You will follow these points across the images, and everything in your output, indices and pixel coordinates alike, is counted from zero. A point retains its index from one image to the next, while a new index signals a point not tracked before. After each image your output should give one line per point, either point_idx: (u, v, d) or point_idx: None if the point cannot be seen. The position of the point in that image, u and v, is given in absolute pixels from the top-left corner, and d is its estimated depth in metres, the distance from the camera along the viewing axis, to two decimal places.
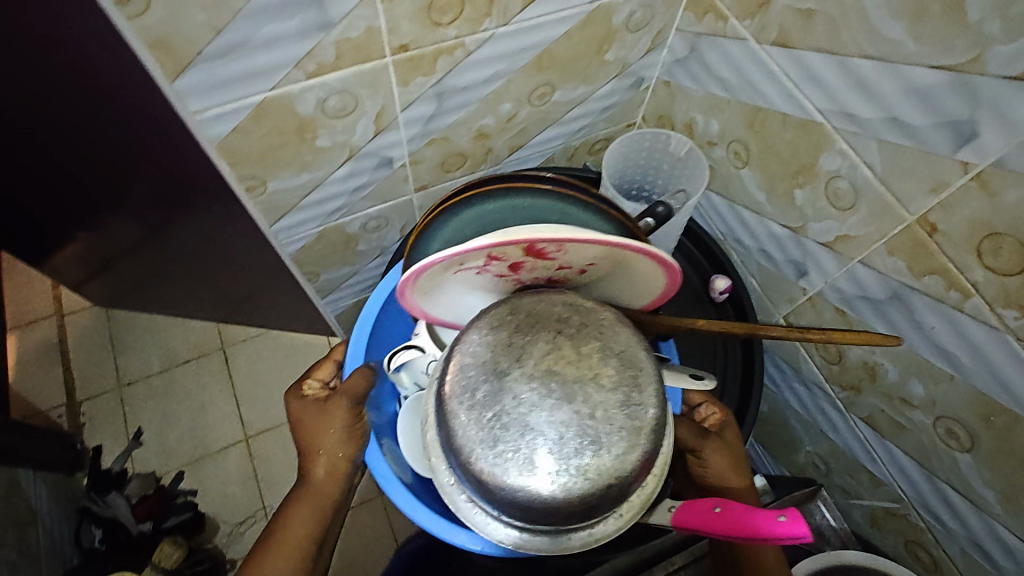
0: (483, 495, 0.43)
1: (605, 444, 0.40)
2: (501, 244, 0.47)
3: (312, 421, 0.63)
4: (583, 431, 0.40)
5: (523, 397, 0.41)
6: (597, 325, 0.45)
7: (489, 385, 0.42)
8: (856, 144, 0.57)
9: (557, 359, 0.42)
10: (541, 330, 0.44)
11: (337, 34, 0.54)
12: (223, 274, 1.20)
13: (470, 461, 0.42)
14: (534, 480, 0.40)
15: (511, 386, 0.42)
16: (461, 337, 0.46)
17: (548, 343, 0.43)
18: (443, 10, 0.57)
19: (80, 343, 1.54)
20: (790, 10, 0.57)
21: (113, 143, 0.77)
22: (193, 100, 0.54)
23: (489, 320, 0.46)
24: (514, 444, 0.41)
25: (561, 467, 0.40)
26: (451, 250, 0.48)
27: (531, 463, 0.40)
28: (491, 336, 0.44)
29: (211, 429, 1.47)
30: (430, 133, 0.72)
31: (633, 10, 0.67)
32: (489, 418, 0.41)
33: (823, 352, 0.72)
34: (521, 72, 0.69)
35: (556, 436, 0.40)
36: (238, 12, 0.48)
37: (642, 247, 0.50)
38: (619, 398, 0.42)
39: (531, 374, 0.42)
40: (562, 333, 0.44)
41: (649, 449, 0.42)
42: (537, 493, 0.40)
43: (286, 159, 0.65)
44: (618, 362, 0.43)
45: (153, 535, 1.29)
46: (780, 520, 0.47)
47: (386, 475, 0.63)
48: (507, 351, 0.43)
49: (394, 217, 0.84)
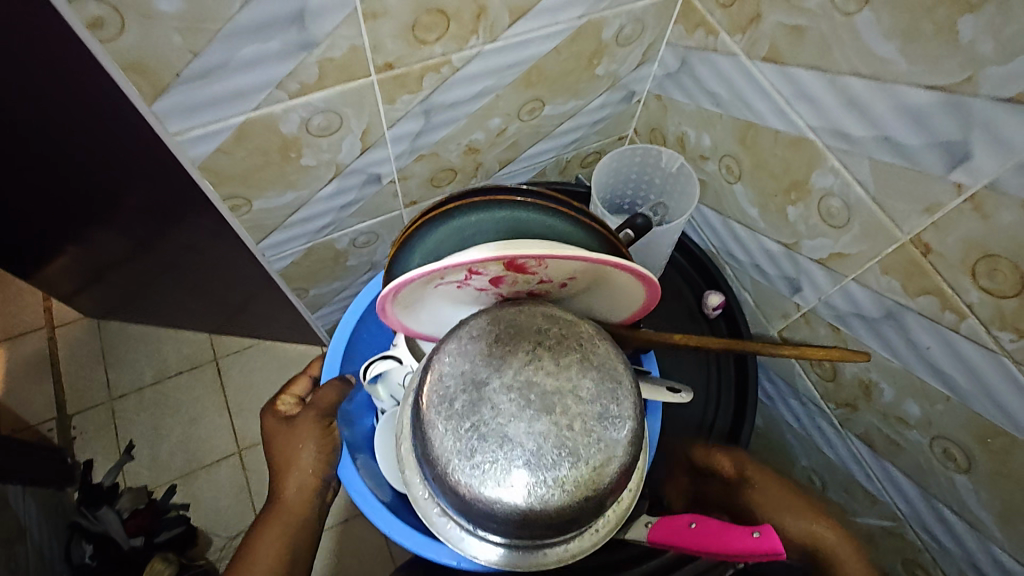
0: (457, 507, 0.41)
1: (584, 457, 0.39)
2: (480, 259, 0.46)
3: (284, 437, 0.62)
4: (561, 443, 0.39)
5: (502, 408, 0.39)
6: (577, 336, 0.43)
7: (467, 396, 0.40)
8: (848, 162, 0.56)
9: (536, 370, 0.41)
10: (521, 340, 0.42)
11: (320, 53, 0.53)
12: (215, 287, 1.19)
13: (445, 472, 0.39)
14: (510, 492, 0.38)
15: (490, 395, 0.40)
16: (439, 346, 0.44)
17: (528, 353, 0.41)
18: (429, 28, 0.56)
19: (72, 356, 1.53)
20: (781, 27, 0.56)
21: (97, 159, 0.76)
22: (173, 121, 0.53)
23: (468, 329, 0.44)
24: (491, 455, 0.38)
25: (538, 479, 0.38)
26: (429, 266, 0.46)
27: (507, 474, 0.38)
28: (471, 345, 0.42)
29: (204, 442, 1.45)
30: (418, 149, 0.71)
31: (623, 25, 0.67)
32: (466, 428, 0.39)
33: (819, 369, 0.71)
34: (509, 88, 0.68)
35: (534, 447, 0.38)
36: (218, 33, 0.47)
37: (624, 263, 0.48)
38: (598, 410, 0.40)
39: (510, 385, 0.40)
40: (542, 345, 0.42)
41: (628, 463, 0.40)
42: (513, 506, 0.38)
43: (271, 178, 0.64)
44: (598, 374, 0.41)
45: (145, 549, 1.27)
46: (753, 535, 0.45)
47: (363, 492, 0.59)
48: (485, 360, 0.41)
49: (384, 232, 0.83)
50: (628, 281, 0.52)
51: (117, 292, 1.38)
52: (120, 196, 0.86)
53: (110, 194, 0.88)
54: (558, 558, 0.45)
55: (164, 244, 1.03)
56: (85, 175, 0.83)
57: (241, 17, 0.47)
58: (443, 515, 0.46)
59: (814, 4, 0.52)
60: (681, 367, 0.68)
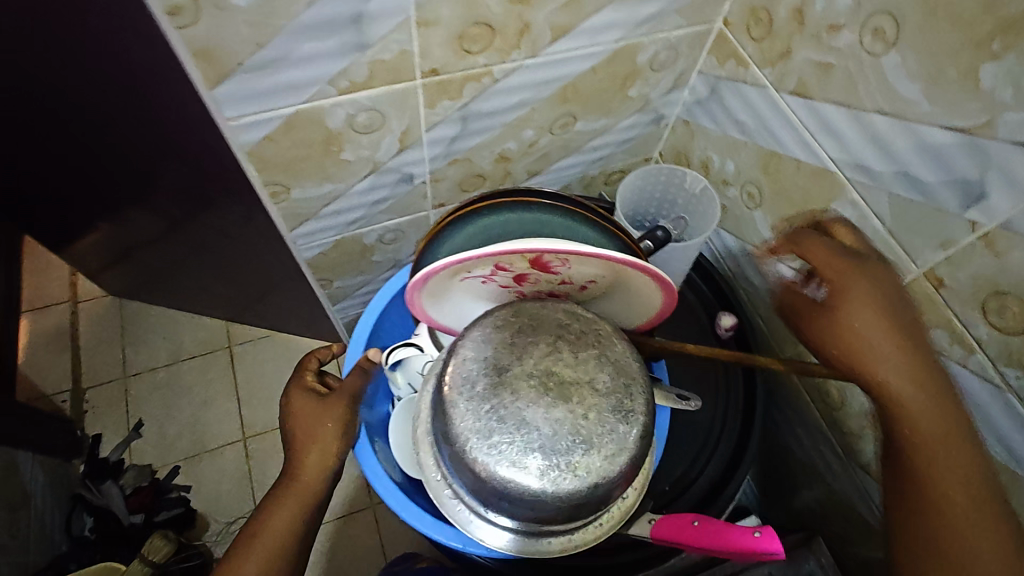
0: (472, 486, 0.43)
1: (596, 445, 0.41)
2: (509, 252, 0.48)
3: (307, 417, 0.61)
4: (575, 431, 0.41)
5: (522, 393, 0.42)
6: (596, 333, 0.45)
7: (489, 380, 0.42)
8: (867, 195, 0.58)
9: (556, 361, 0.43)
10: (542, 333, 0.45)
11: (372, 55, 0.56)
12: (239, 273, 1.22)
13: (463, 451, 0.41)
14: (524, 474, 0.40)
15: (511, 381, 0.42)
16: (463, 334, 0.46)
17: (549, 345, 0.44)
18: (474, 39, 0.59)
19: (91, 331, 1.56)
20: (810, 63, 0.59)
21: (147, 140, 0.79)
22: (230, 107, 0.56)
23: (492, 319, 0.46)
24: (508, 436, 0.41)
25: (551, 463, 0.40)
26: (459, 256, 0.49)
27: (524, 456, 0.40)
28: (494, 334, 0.45)
29: (210, 426, 1.48)
30: (453, 153, 0.74)
31: (658, 50, 0.70)
32: (486, 410, 0.41)
33: (826, 397, 0.72)
34: (545, 101, 0.71)
35: (550, 433, 0.40)
36: (281, 28, 0.51)
37: (645, 266, 0.50)
38: (612, 403, 0.42)
39: (530, 373, 0.42)
40: (562, 338, 0.44)
41: (637, 456, 0.42)
42: (526, 488, 0.40)
43: (311, 169, 0.67)
44: (613, 370, 0.43)
45: (145, 527, 1.29)
46: (755, 535, 0.47)
47: (376, 471, 0.61)
48: (508, 349, 0.44)
49: (411, 230, 0.86)
50: (644, 287, 0.54)
51: (143, 272, 1.42)
52: (161, 177, 0.90)
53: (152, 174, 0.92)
54: (561, 548, 0.47)
55: (195, 228, 1.07)
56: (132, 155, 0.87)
57: (304, 15, 0.50)
58: (453, 498, 0.48)
59: (844, 43, 0.54)
60: (702, 380, 0.68)
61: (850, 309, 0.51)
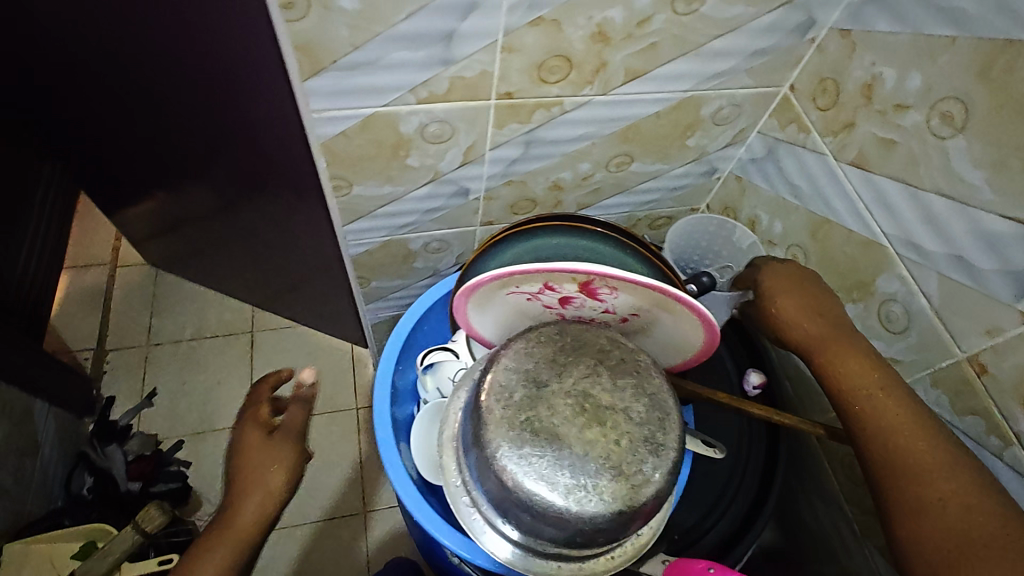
0: (496, 496, 0.43)
1: (625, 473, 0.41)
2: (562, 271, 0.50)
3: (258, 450, 0.74)
4: (606, 454, 0.41)
5: (557, 409, 0.42)
6: (636, 363, 0.46)
7: (527, 391, 0.43)
8: (916, 273, 0.58)
9: (594, 384, 0.44)
10: (583, 355, 0.46)
11: (455, 71, 0.59)
12: (278, 261, 1.25)
13: (493, 457, 0.42)
14: (550, 490, 0.40)
15: (548, 396, 0.43)
16: (505, 344, 0.47)
17: (589, 368, 0.45)
18: (552, 70, 0.62)
19: (124, 295, 1.61)
20: (873, 137, 0.60)
21: (223, 119, 0.84)
22: (315, 100, 0.59)
23: (536, 334, 0.47)
24: (539, 450, 0.41)
25: (579, 482, 0.40)
26: (513, 268, 0.50)
27: (555, 471, 0.40)
28: (537, 349, 0.46)
29: (220, 405, 1.49)
30: (510, 175, 0.76)
31: (722, 105, 0.72)
32: (521, 420, 0.42)
33: (849, 471, 0.71)
34: (607, 138, 0.73)
35: (581, 452, 0.41)
36: (379, 34, 0.54)
37: (692, 304, 0.51)
38: (645, 434, 0.42)
39: (568, 391, 0.43)
40: (603, 363, 0.45)
41: (662, 492, 0.42)
42: (549, 504, 0.40)
43: (376, 169, 0.70)
44: (649, 402, 0.44)
45: (140, 496, 1.28)
46: None
47: (397, 467, 0.59)
48: (549, 364, 0.45)
49: (455, 243, 0.88)
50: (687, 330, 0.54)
51: (185, 246, 1.47)
52: (228, 157, 0.94)
53: (218, 155, 0.96)
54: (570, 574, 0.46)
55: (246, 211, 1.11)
56: (206, 132, 0.91)
57: (402, 26, 0.54)
58: (470, 506, 0.48)
59: (911, 122, 0.56)
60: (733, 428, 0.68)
61: (812, 322, 0.59)
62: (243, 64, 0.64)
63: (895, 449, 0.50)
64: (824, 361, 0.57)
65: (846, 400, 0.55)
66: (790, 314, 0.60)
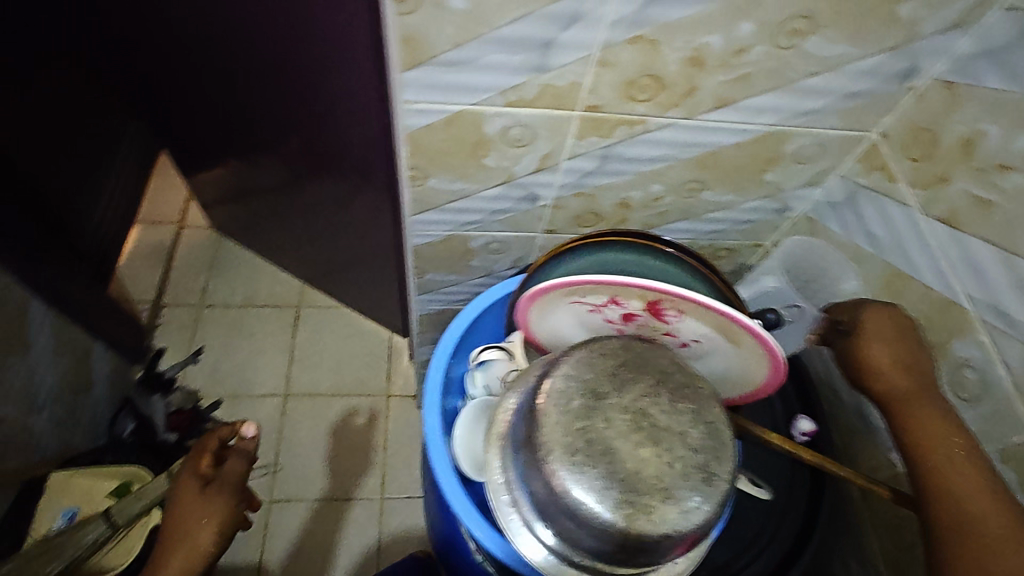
0: (540, 500, 0.43)
1: (675, 497, 0.40)
2: (633, 287, 0.50)
3: (188, 502, 0.77)
4: (658, 475, 0.41)
5: (614, 423, 0.42)
6: (696, 389, 0.45)
7: (585, 400, 0.43)
8: (998, 340, 0.56)
9: (652, 403, 0.44)
10: (644, 373, 0.45)
11: (547, 79, 0.61)
12: (336, 241, 1.29)
13: (544, 461, 0.42)
14: (598, 502, 0.40)
15: (606, 409, 0.43)
16: (567, 351, 0.48)
17: (649, 387, 0.44)
18: (642, 89, 0.62)
19: (186, 255, 1.68)
20: (967, 195, 0.58)
21: (317, 98, 0.87)
22: (409, 91, 0.61)
23: (598, 346, 0.48)
24: (592, 460, 0.41)
25: (628, 499, 0.40)
26: (585, 278, 0.51)
27: (608, 483, 0.40)
28: (599, 360, 0.46)
29: (260, 372, 1.54)
30: (580, 187, 0.77)
31: (806, 144, 0.71)
32: (577, 428, 0.42)
33: (894, 534, 0.68)
34: (683, 163, 0.73)
35: (634, 469, 0.41)
36: (481, 35, 0.55)
37: (760, 336, 0.51)
38: (699, 461, 0.42)
39: (626, 407, 0.43)
40: (664, 384, 0.45)
41: (709, 522, 0.42)
42: (596, 516, 0.40)
43: (453, 166, 0.72)
44: (707, 430, 0.44)
45: (175, 448, 1.33)
46: None
47: (438, 447, 0.61)
48: (609, 377, 0.45)
49: (514, 246, 0.89)
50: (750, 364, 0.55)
51: (251, 215, 1.53)
52: (310, 136, 0.98)
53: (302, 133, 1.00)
54: None
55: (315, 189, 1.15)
56: (295, 110, 0.95)
57: (504, 30, 0.55)
58: (509, 506, 0.48)
59: (1011, 185, 0.54)
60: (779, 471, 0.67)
61: (901, 376, 0.58)
62: (364, 45, 0.68)
63: (970, 518, 0.49)
64: (907, 418, 0.56)
65: (925, 458, 0.53)
66: (877, 361, 0.59)
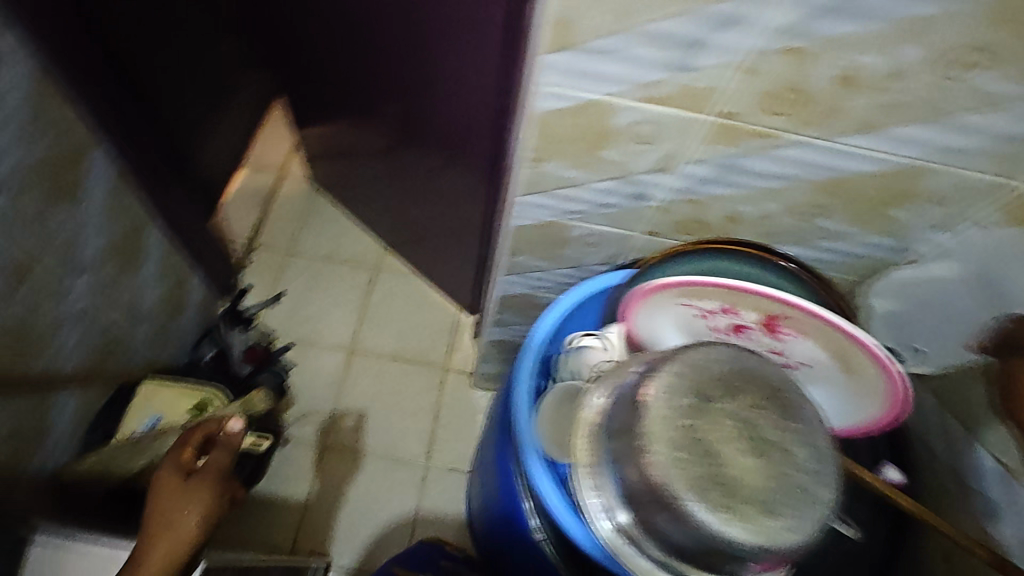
0: (637, 486, 0.44)
1: (773, 510, 0.41)
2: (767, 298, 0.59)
3: (176, 489, 0.85)
4: (759, 486, 0.41)
5: (720, 427, 0.42)
6: (806, 410, 0.45)
7: (694, 401, 0.44)
8: None
9: (761, 416, 0.43)
10: (755, 384, 0.45)
11: (689, 79, 0.60)
12: (427, 209, 1.33)
13: (643, 450, 0.43)
14: (694, 500, 0.41)
15: (714, 413, 0.43)
16: (677, 349, 0.48)
17: (759, 399, 0.44)
18: (784, 103, 0.61)
19: (281, 203, 1.77)
20: None
21: (467, 66, 0.91)
22: (550, 74, 0.62)
23: (710, 349, 0.47)
24: (693, 459, 0.42)
25: (725, 504, 0.40)
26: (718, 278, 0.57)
27: (717, 486, 0.41)
28: (711, 363, 0.46)
29: (332, 324, 1.62)
30: (692, 192, 0.76)
31: (945, 184, 0.67)
32: (682, 426, 0.43)
33: None
34: (806, 184, 0.71)
35: (735, 476, 0.41)
36: (636, 27, 0.56)
37: (881, 358, 0.58)
38: (802, 481, 0.42)
39: (734, 414, 0.43)
40: (775, 399, 0.44)
41: (801, 542, 0.42)
42: (690, 513, 0.41)
43: (571, 153, 0.72)
44: (812, 452, 0.43)
45: (245, 381, 1.44)
46: None
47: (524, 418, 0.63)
48: (721, 383, 0.44)
49: (609, 243, 0.89)
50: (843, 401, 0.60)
51: (350, 174, 1.59)
52: (434, 98, 1.02)
53: (439, 100, 1.03)
54: None
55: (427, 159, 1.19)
56: (436, 79, 0.99)
57: (661, 24, 0.55)
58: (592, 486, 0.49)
59: None
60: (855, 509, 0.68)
61: None
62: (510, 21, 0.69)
63: None
64: None
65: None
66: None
